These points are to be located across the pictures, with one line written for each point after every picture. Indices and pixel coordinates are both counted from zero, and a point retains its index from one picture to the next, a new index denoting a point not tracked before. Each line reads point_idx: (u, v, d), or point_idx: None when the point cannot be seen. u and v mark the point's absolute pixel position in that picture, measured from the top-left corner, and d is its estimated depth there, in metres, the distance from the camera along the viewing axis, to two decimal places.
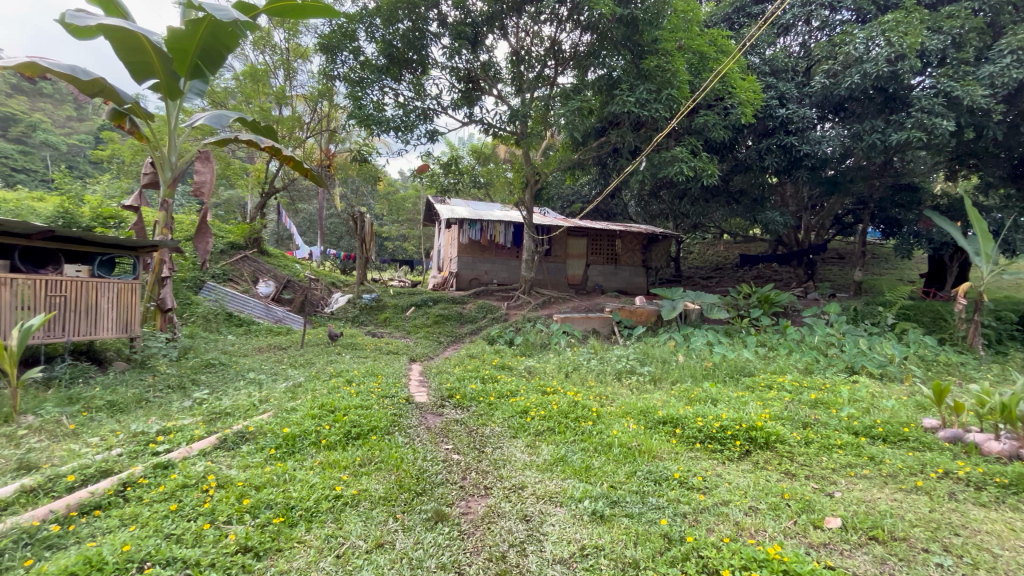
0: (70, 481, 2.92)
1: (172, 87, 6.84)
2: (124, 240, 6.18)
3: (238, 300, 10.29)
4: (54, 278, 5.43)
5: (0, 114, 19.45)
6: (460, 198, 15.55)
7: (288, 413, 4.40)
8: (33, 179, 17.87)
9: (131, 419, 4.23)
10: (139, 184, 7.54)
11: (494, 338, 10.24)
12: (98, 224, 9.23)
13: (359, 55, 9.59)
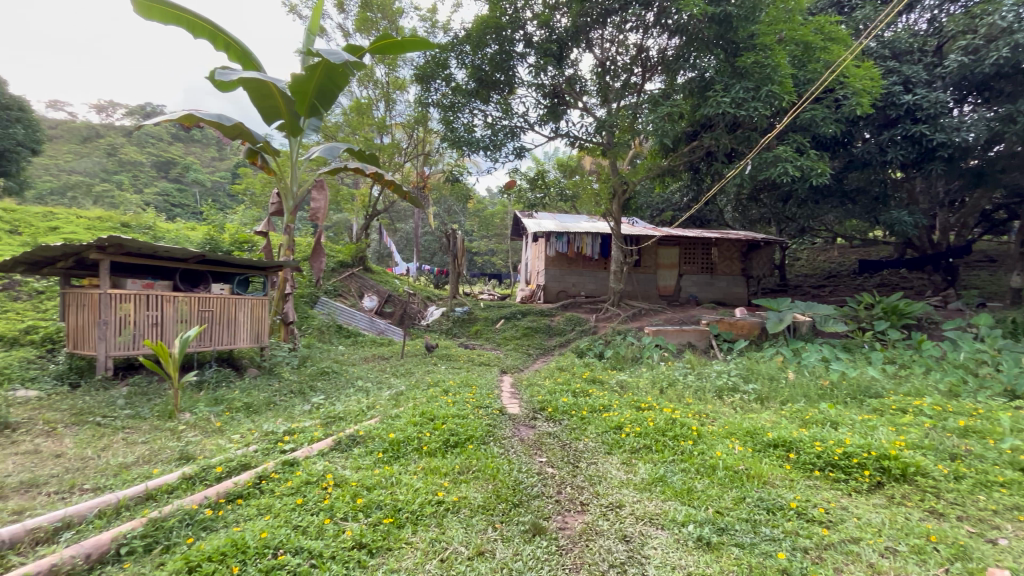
0: (219, 472, 3.36)
1: (294, 125, 7.77)
2: (255, 261, 7.06)
3: (347, 314, 11.26)
4: (205, 295, 6.37)
5: (163, 159, 23.34)
6: (547, 211, 15.68)
7: (392, 420, 4.69)
8: (186, 212, 21.16)
9: (263, 420, 4.78)
10: (267, 213, 8.58)
11: (583, 351, 10.12)
12: (235, 248, 10.67)
13: (451, 81, 10.15)
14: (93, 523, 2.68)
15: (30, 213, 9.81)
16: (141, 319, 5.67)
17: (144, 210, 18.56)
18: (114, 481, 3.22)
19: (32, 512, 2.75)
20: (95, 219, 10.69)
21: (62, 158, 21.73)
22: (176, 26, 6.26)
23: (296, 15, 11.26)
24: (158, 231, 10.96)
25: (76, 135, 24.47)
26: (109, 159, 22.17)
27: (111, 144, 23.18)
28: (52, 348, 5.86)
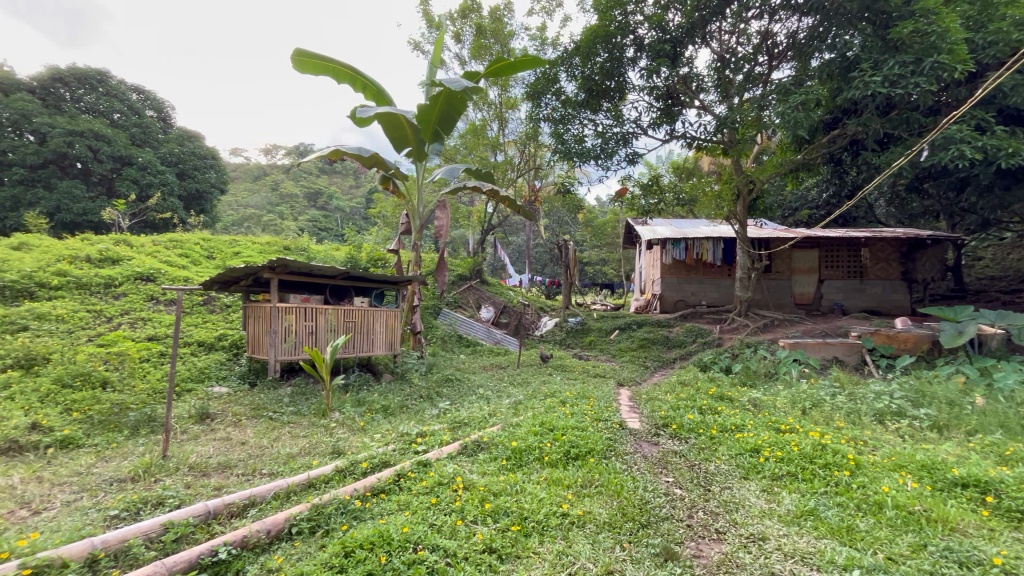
0: (364, 467, 3.73)
1: (420, 150, 8.44)
2: (389, 276, 7.79)
3: (466, 324, 11.88)
4: (349, 307, 7.19)
5: (313, 190, 26.98)
6: (662, 217, 15.00)
7: (513, 428, 4.80)
8: (331, 235, 24.17)
9: (397, 421, 5.22)
10: (397, 233, 9.41)
11: (707, 364, 9.43)
12: (370, 265, 11.89)
13: (561, 95, 10.28)
14: (271, 502, 3.13)
15: (220, 241, 11.99)
16: (300, 328, 6.56)
17: (299, 235, 21.62)
18: (284, 468, 3.75)
19: (227, 489, 3.31)
20: (264, 244, 12.72)
21: (240, 195, 26.31)
22: (323, 74, 7.21)
23: (419, 51, 12.33)
24: (311, 252, 12.67)
25: (250, 175, 29.47)
26: (273, 193, 26.27)
27: (275, 181, 27.48)
28: (236, 352, 7.05)
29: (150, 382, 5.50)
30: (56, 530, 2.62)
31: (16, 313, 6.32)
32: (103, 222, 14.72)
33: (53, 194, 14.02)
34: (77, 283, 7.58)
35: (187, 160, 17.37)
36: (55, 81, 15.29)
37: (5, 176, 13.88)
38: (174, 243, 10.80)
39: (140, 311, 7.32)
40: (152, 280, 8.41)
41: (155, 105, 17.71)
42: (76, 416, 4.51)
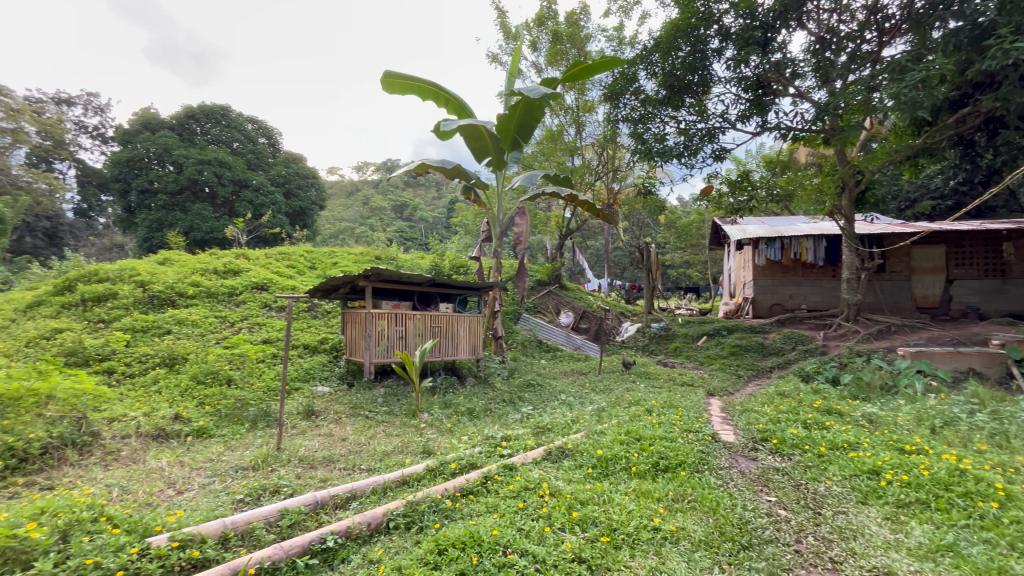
0: (453, 468, 3.85)
1: (500, 160, 8.59)
2: (471, 283, 8.02)
3: (546, 329, 11.90)
4: (435, 313, 7.50)
5: (399, 203, 28.60)
6: (754, 215, 13.99)
7: (597, 435, 4.71)
8: (416, 244, 25.44)
9: (482, 424, 5.34)
10: (479, 240, 9.66)
11: (810, 375, 8.60)
12: (453, 272, 12.34)
13: (640, 94, 9.98)
14: (370, 496, 3.34)
15: (321, 253, 13.10)
16: (391, 332, 6.96)
17: (388, 245, 23.02)
18: (380, 465, 3.98)
19: (332, 481, 3.58)
20: (358, 254, 13.70)
21: (336, 210, 28.61)
22: (410, 92, 7.63)
23: (497, 64, 12.65)
24: (399, 261, 13.42)
25: (344, 192, 31.95)
26: (364, 207, 28.23)
27: (366, 196, 29.53)
28: (336, 355, 7.64)
29: (266, 380, 6.13)
30: (195, 508, 3.00)
31: (162, 318, 7.37)
32: (226, 238, 16.74)
33: (188, 216, 16.21)
34: (208, 293, 8.67)
35: (293, 180, 19.22)
36: (189, 118, 17.66)
37: (152, 202, 16.29)
38: (283, 255, 11.98)
39: (257, 317, 8.20)
40: (266, 289, 9.39)
41: (267, 133, 19.76)
42: (208, 409, 5.14)
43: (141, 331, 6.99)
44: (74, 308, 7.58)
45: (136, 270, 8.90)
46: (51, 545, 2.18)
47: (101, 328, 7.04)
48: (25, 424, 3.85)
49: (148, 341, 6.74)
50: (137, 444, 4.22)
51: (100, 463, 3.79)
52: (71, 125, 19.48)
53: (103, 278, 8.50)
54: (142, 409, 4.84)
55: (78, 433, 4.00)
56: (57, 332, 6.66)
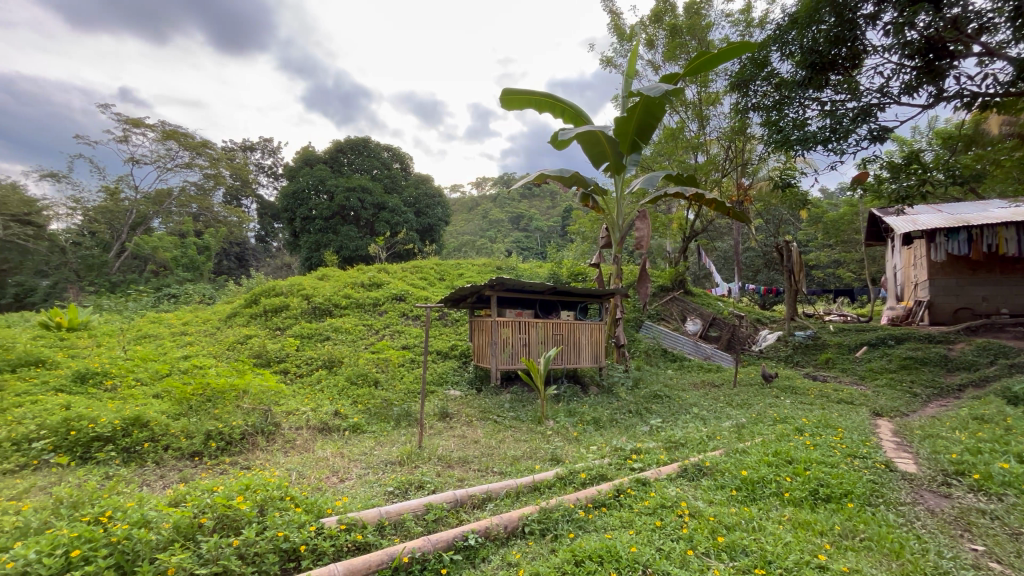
0: (583, 478, 3.79)
1: (618, 164, 8.37)
2: (592, 290, 7.91)
3: (672, 337, 11.30)
4: (557, 320, 7.55)
5: (516, 214, 29.53)
6: (927, 203, 11.74)
7: (740, 455, 4.29)
8: (533, 253, 26.00)
9: (610, 435, 5.20)
10: (598, 247, 9.52)
11: (1019, 397, 6.88)
12: (572, 280, 12.34)
13: (774, 78, 8.94)
14: (504, 499, 3.44)
15: (448, 265, 14.05)
16: (516, 339, 7.18)
17: (507, 256, 23.88)
18: (511, 469, 4.10)
19: (469, 482, 3.76)
20: (482, 265, 14.42)
21: (459, 225, 30.54)
22: (527, 107, 7.83)
23: (612, 67, 12.43)
24: (519, 270, 13.82)
25: (465, 207, 34.00)
26: (484, 220, 29.70)
27: (485, 210, 31.03)
28: (464, 360, 8.08)
29: (406, 382, 6.71)
30: (355, 496, 3.37)
31: (322, 326, 8.51)
32: (368, 255, 18.85)
33: (338, 237, 18.60)
34: (357, 303, 9.80)
35: (422, 200, 20.97)
36: (338, 152, 20.28)
37: (311, 226, 19.01)
38: (417, 269, 13.07)
39: (397, 325, 9.05)
40: (403, 299, 10.32)
41: (400, 159, 21.76)
42: (360, 407, 5.78)
43: (306, 337, 8.15)
44: (259, 318, 9.12)
45: (302, 285, 10.42)
46: (253, 516, 2.59)
47: (278, 334, 8.36)
48: (230, 412, 4.72)
49: (312, 346, 7.82)
50: (307, 435, 4.90)
51: (282, 449, 4.47)
52: (253, 167, 23.64)
53: (279, 293, 10.10)
54: (310, 405, 5.61)
55: (265, 423, 4.77)
56: (247, 338, 8.07)
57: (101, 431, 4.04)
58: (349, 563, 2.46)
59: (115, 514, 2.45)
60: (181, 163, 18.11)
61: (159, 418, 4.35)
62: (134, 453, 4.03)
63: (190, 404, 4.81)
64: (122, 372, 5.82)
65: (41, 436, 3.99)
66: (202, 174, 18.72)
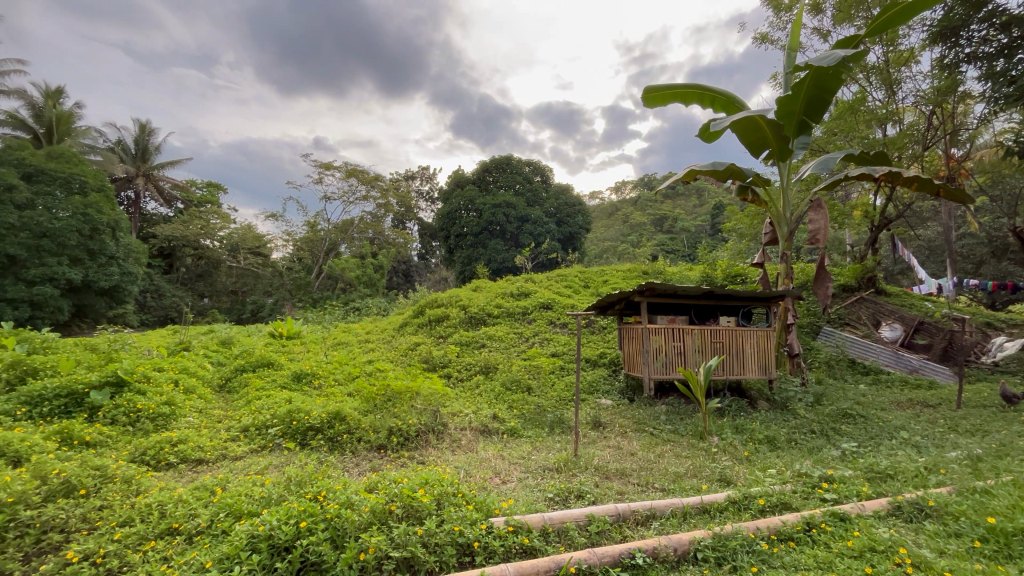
0: (761, 504, 3.36)
1: (783, 150, 7.33)
2: (757, 292, 7.08)
3: (860, 346, 9.65)
4: (716, 327, 6.91)
5: (659, 216, 28.16)
6: None
7: (980, 497, 3.34)
8: (681, 255, 24.48)
9: (790, 458, 4.55)
10: (761, 244, 8.50)
11: None
12: (730, 283, 11.22)
13: (999, 18, 6.80)
14: (670, 519, 3.22)
15: (593, 272, 13.96)
16: (671, 348, 6.78)
17: (652, 260, 22.89)
18: (674, 486, 3.83)
19: (629, 496, 3.63)
20: (627, 271, 14.02)
21: (600, 232, 30.30)
22: (673, 101, 7.39)
23: (768, 44, 11.12)
24: (667, 274, 13.09)
25: (605, 213, 33.60)
26: (626, 225, 28.93)
27: (626, 214, 30.24)
28: (614, 369, 7.90)
29: (558, 390, 6.80)
30: (518, 499, 3.48)
31: (478, 334, 9.12)
32: (515, 266, 19.78)
33: (487, 251, 19.93)
34: (508, 312, 10.29)
35: (563, 210, 21.22)
36: (484, 172, 21.73)
37: (464, 242, 20.72)
38: (562, 277, 13.25)
39: (545, 333, 9.26)
40: (551, 307, 10.53)
41: (541, 171, 22.28)
42: (516, 412, 6.02)
43: (465, 345, 8.82)
44: (424, 327, 10.15)
45: (459, 296, 11.33)
46: (432, 509, 2.83)
47: (441, 342, 9.20)
48: (407, 411, 5.31)
49: (470, 353, 8.43)
50: (470, 436, 5.25)
51: (449, 448, 4.87)
52: (414, 193, 26.65)
53: (440, 303, 11.15)
54: (471, 408, 6.04)
55: (435, 422, 5.24)
56: (416, 345, 9.04)
57: (312, 422, 4.88)
58: (519, 565, 2.54)
59: (328, 494, 2.90)
60: (359, 196, 21.28)
61: (354, 414, 5.08)
62: (336, 442, 4.77)
63: (376, 402, 5.54)
64: (325, 373, 6.98)
65: (272, 424, 4.98)
66: (375, 204, 21.73)
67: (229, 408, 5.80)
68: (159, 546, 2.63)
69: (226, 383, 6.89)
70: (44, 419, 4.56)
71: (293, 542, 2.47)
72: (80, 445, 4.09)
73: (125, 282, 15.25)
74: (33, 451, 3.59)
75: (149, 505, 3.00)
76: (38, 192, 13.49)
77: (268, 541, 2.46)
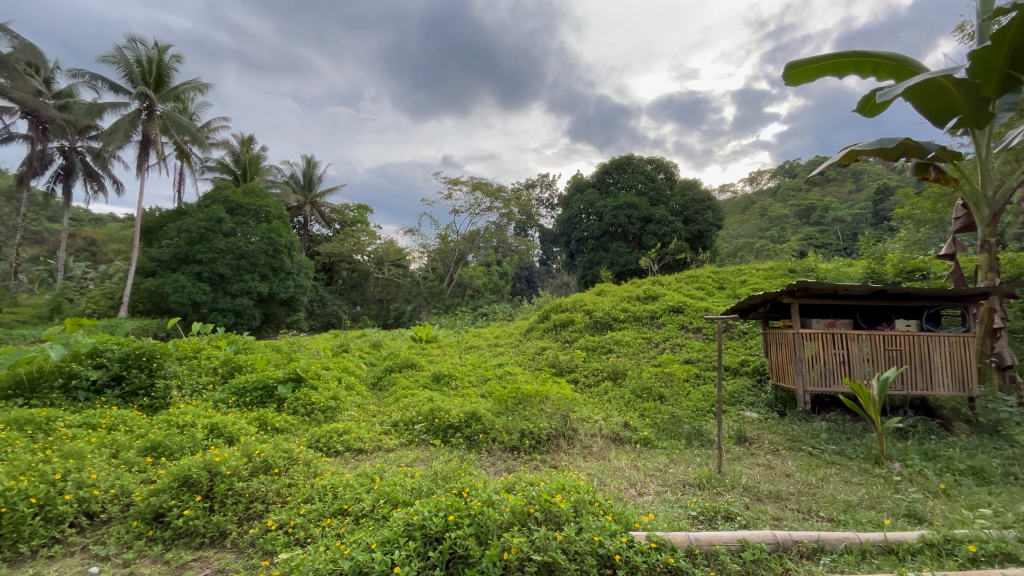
0: (973, 551, 2.70)
1: (980, 114, 5.88)
2: (948, 290, 5.83)
3: None
4: (890, 333, 5.86)
5: (805, 206, 24.87)
6: None
7: None
8: (833, 250, 21.40)
9: (1009, 497, 3.62)
10: (950, 232, 6.98)
11: None
12: (906, 280, 9.42)
13: None
14: (844, 556, 2.78)
15: (727, 272, 12.86)
16: (830, 357, 5.91)
17: (797, 256, 20.34)
18: (846, 517, 3.30)
19: (789, 524, 3.22)
20: (769, 269, 12.64)
21: (733, 229, 27.82)
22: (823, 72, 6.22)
23: None
24: (820, 271, 11.47)
25: (739, 207, 30.74)
26: (764, 219, 26.13)
27: (763, 207, 27.32)
28: (760, 379, 7.12)
29: (694, 400, 6.34)
30: (658, 514, 3.31)
31: (605, 339, 8.95)
32: (639, 269, 19.07)
33: (609, 254, 19.57)
34: (635, 316, 9.94)
35: (691, 207, 19.67)
36: (604, 174, 21.34)
37: (585, 246, 20.64)
38: (693, 279, 12.39)
39: (677, 338, 8.75)
40: (682, 311, 9.91)
41: (665, 168, 21.13)
42: (648, 421, 5.76)
43: (592, 350, 8.71)
44: (550, 331, 10.28)
45: (584, 300, 11.26)
46: (571, 516, 2.81)
47: (567, 346, 9.23)
48: (537, 415, 5.39)
49: (597, 358, 8.31)
50: (602, 443, 5.14)
51: (581, 454, 4.83)
52: (535, 201, 27.28)
53: (565, 308, 11.19)
54: (601, 414, 5.92)
55: (565, 427, 5.24)
56: (543, 349, 9.18)
57: (452, 420, 5.22)
58: None
59: (471, 491, 3.06)
60: (484, 208, 22.44)
61: (488, 415, 5.33)
62: (473, 441, 5.04)
63: (508, 404, 5.72)
64: (461, 375, 7.44)
65: (418, 420, 5.43)
66: (499, 214, 22.71)
67: (382, 404, 6.47)
68: (334, 524, 3.01)
69: (377, 381, 7.73)
70: (247, 407, 5.58)
71: (443, 534, 2.64)
72: (272, 429, 4.92)
73: (298, 293, 18.05)
74: (241, 432, 4.40)
75: (324, 487, 3.47)
76: (237, 222, 16.64)
77: (421, 530, 2.66)
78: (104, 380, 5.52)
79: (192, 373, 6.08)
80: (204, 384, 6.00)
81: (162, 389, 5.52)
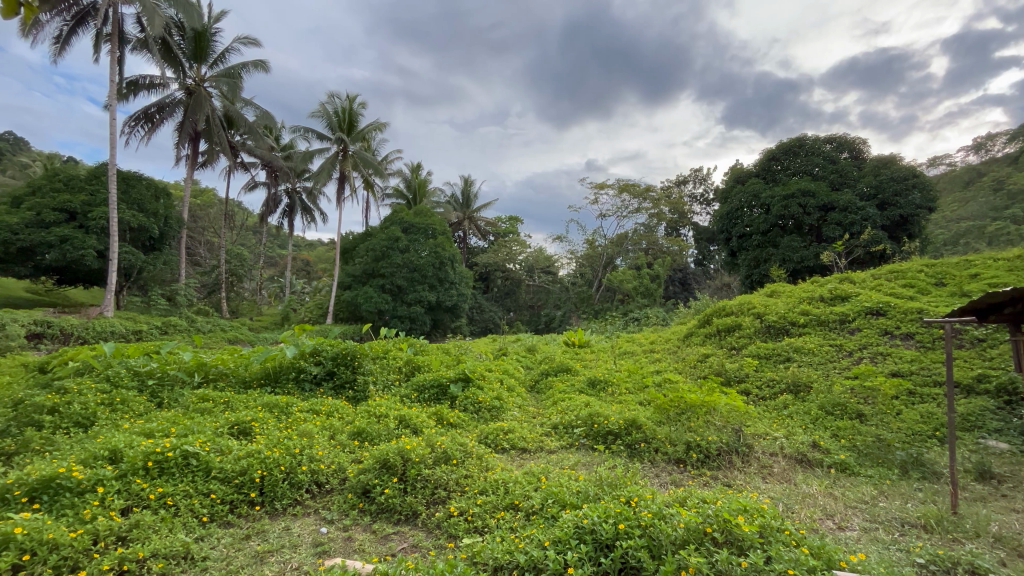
0: None
1: None
2: None
3: None
4: None
5: None
6: None
7: None
8: None
9: None
10: None
11: None
12: None
13: None
14: None
15: (947, 264, 10.35)
16: None
17: None
18: None
19: None
20: (1013, 257, 9.81)
21: (952, 210, 22.31)
22: None
23: None
24: None
25: (959, 182, 24.54)
26: (999, 194, 20.41)
27: (998, 178, 21.37)
28: (1010, 400, 5.54)
29: (908, 422, 5.22)
30: (870, 555, 2.79)
31: (781, 346, 7.92)
32: (819, 265, 16.50)
33: (780, 250, 17.35)
34: (819, 320, 8.61)
35: (889, 187, 16.24)
36: (770, 160, 19.06)
37: (750, 243, 18.72)
38: (896, 274, 10.27)
39: (878, 346, 7.32)
40: (883, 314, 8.27)
41: (849, 146, 17.95)
42: (844, 442, 4.91)
43: (766, 358, 7.78)
44: (713, 337, 9.48)
45: (752, 303, 10.16)
46: (757, 543, 2.54)
47: (734, 354, 8.40)
48: (705, 427, 5.00)
49: (773, 367, 7.39)
50: (785, 464, 4.54)
51: (760, 474, 4.33)
52: (687, 198, 25.62)
53: (729, 312, 10.22)
54: (782, 431, 5.23)
55: (739, 443, 4.73)
56: (706, 357, 8.51)
57: (612, 427, 5.17)
58: None
59: (639, 501, 2.98)
60: (632, 210, 21.86)
61: (649, 423, 5.14)
62: (635, 450, 4.88)
63: (671, 414, 5.43)
64: (618, 381, 7.31)
65: (578, 424, 5.49)
66: (648, 215, 21.89)
67: (541, 406, 6.72)
68: (507, 517, 3.20)
69: (535, 384, 8.04)
70: (426, 403, 6.27)
71: (614, 541, 2.63)
72: (448, 424, 5.45)
73: (460, 301, 19.74)
74: (424, 425, 4.98)
75: (497, 480, 3.72)
76: (410, 239, 18.91)
77: (592, 534, 2.68)
78: (321, 374, 6.77)
79: (384, 371, 7.06)
80: (392, 380, 6.94)
81: (363, 384, 6.57)
